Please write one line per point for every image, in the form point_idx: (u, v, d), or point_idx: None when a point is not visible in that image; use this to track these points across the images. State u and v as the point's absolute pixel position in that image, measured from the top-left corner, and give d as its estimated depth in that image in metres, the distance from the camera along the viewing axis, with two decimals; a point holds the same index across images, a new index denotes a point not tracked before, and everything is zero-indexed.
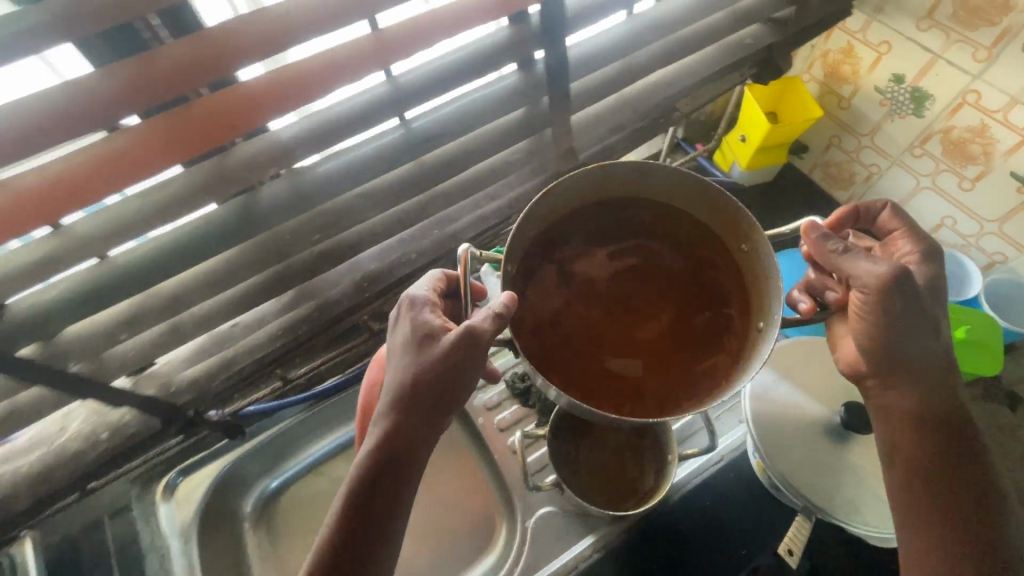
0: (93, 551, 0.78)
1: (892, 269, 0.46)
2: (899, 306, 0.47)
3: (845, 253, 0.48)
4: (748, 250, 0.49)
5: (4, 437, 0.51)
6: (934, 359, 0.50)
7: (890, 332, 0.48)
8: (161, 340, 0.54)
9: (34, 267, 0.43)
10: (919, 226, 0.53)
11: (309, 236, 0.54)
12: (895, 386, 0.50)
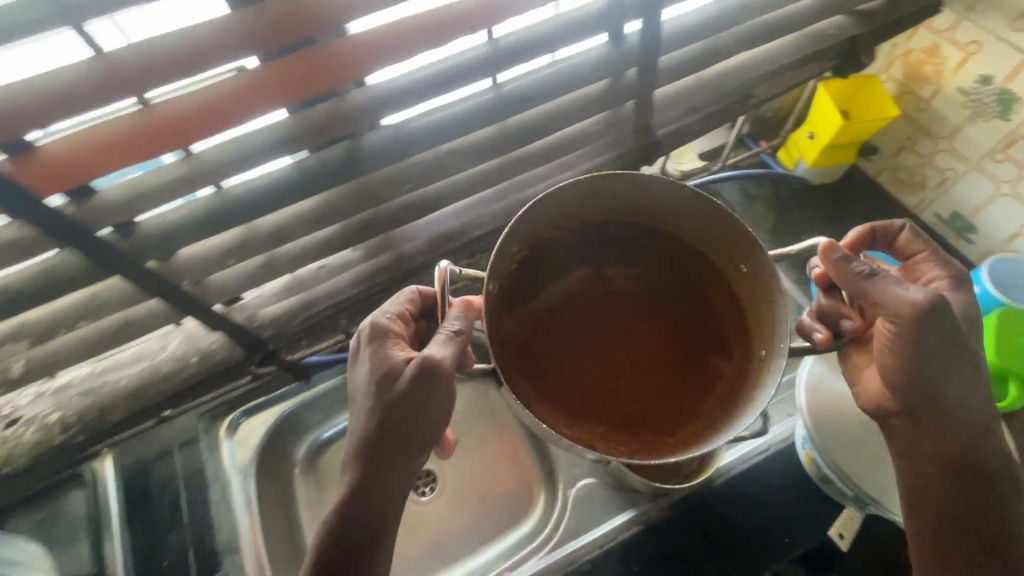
0: (163, 476, 0.84)
1: (925, 297, 0.47)
2: (935, 334, 0.48)
3: (871, 276, 0.49)
4: (745, 273, 0.50)
5: (114, 347, 0.56)
6: (971, 400, 0.52)
7: (917, 367, 0.50)
8: (257, 273, 0.58)
9: (161, 188, 0.47)
10: (941, 252, 0.56)
11: (400, 185, 0.57)
12: (928, 425, 0.52)
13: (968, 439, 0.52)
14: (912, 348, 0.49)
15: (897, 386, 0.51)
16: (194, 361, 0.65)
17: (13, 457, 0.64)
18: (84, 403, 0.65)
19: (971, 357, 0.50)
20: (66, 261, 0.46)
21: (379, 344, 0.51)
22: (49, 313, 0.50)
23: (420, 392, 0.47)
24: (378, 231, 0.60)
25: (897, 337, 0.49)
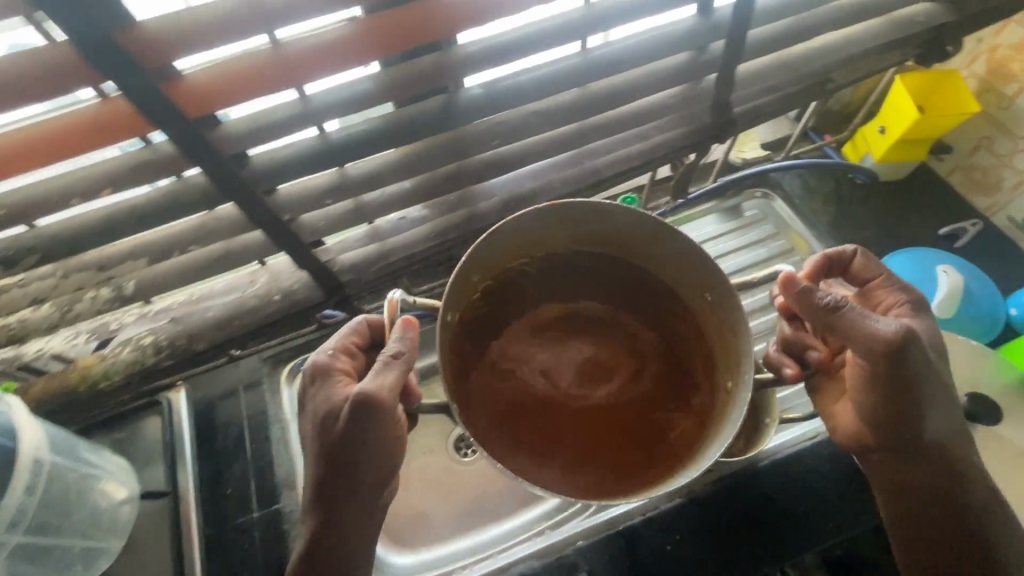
0: (230, 412, 0.89)
1: (896, 330, 0.50)
2: (906, 366, 0.51)
3: (840, 312, 0.51)
4: (710, 302, 0.51)
5: (213, 274, 0.61)
6: (946, 431, 0.57)
7: (893, 400, 0.54)
8: (346, 215, 0.62)
9: (280, 123, 0.50)
10: (895, 275, 0.59)
11: (488, 141, 0.60)
12: (905, 454, 0.58)
13: (946, 472, 0.58)
14: (883, 380, 0.52)
15: (875, 422, 0.56)
16: (277, 298, 0.70)
17: (111, 373, 0.70)
18: (175, 329, 0.70)
19: (945, 394, 0.56)
20: (191, 185, 0.50)
21: (322, 383, 0.53)
22: (167, 235, 0.55)
23: (364, 427, 0.49)
24: (460, 184, 0.64)
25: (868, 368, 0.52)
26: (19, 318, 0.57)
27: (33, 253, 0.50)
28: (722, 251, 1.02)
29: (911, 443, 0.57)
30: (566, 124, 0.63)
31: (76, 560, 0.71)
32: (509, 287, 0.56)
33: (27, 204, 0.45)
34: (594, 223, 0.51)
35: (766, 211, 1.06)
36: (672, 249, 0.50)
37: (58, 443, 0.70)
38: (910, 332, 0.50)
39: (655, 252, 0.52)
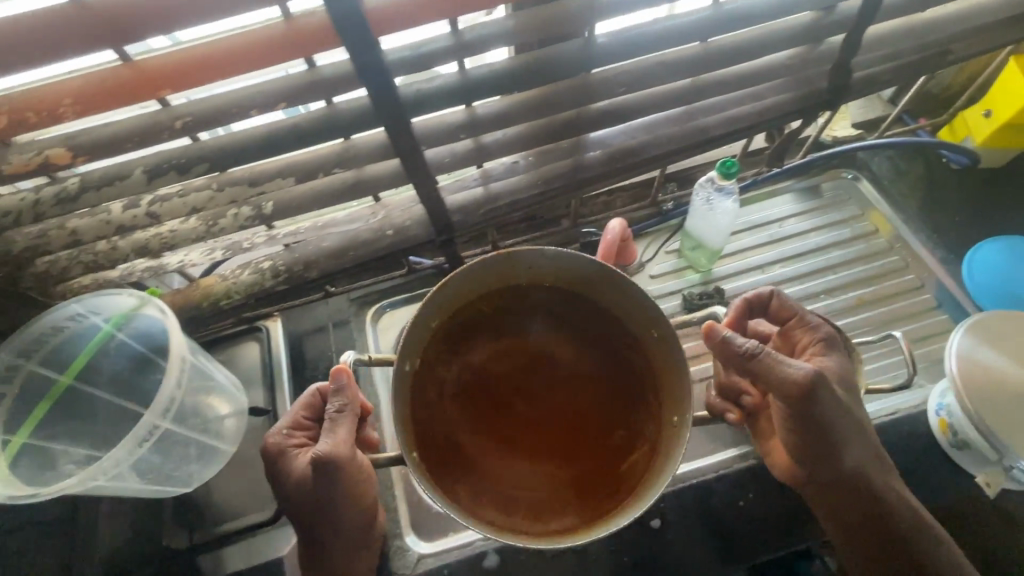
0: (320, 346, 0.95)
1: (810, 374, 0.59)
2: (818, 404, 0.60)
3: (766, 362, 0.59)
4: (656, 338, 0.62)
5: (341, 200, 0.64)
6: (864, 459, 0.67)
7: (815, 436, 0.64)
8: (470, 154, 0.65)
9: (433, 53, 0.53)
10: (807, 314, 0.71)
11: (614, 88, 0.62)
12: (831, 486, 0.67)
13: (876, 491, 0.66)
14: (799, 420, 0.63)
15: (802, 456, 0.66)
16: (389, 233, 0.73)
17: (232, 292, 0.75)
18: (293, 256, 0.74)
19: (857, 426, 0.65)
20: (346, 109, 0.54)
21: (285, 449, 0.67)
22: (314, 158, 0.59)
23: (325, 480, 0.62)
24: (577, 132, 0.66)
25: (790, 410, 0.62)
26: (171, 228, 0.62)
27: (204, 161, 0.54)
28: (803, 229, 1.02)
29: (829, 476, 0.67)
30: (688, 76, 0.64)
31: (195, 465, 0.74)
32: (474, 319, 0.69)
33: (211, 112, 0.50)
34: (549, 267, 0.65)
35: (850, 192, 1.05)
36: (622, 292, 0.63)
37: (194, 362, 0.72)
38: (811, 377, 0.58)
39: (606, 288, 0.65)
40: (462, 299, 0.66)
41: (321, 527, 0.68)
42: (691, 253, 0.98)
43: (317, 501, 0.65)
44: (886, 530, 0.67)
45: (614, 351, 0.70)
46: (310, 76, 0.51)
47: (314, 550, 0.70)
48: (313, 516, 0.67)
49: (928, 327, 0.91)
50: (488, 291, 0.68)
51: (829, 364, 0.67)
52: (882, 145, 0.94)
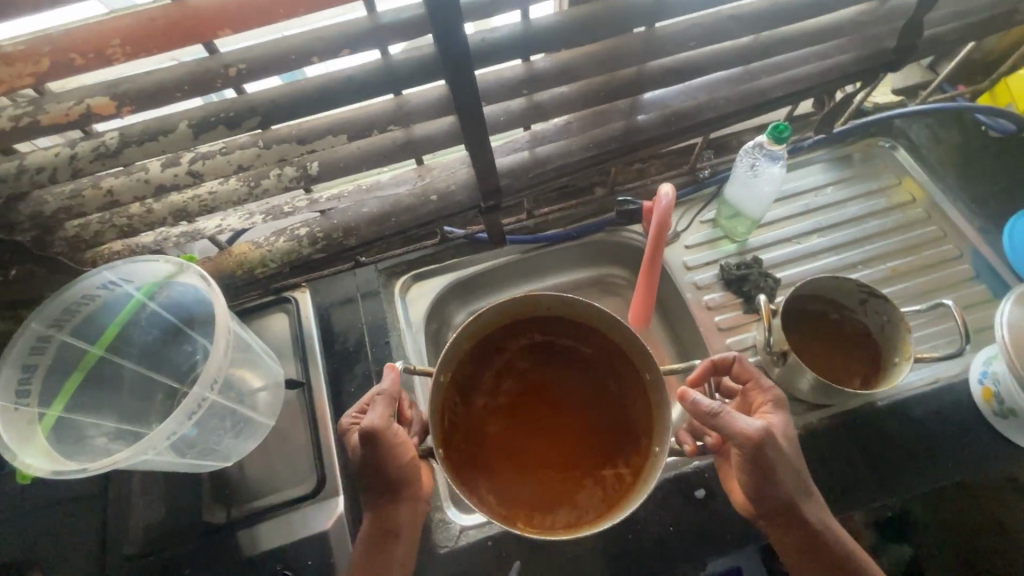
0: (348, 318, 0.92)
1: (760, 429, 0.62)
2: (766, 454, 0.63)
3: (719, 416, 0.63)
4: (650, 378, 0.67)
5: (391, 162, 0.61)
6: (798, 494, 0.68)
7: (760, 481, 0.66)
8: (527, 113, 0.61)
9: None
10: (764, 377, 0.73)
11: (686, 41, 0.58)
12: (772, 519, 0.69)
13: (811, 521, 0.68)
14: (751, 468, 0.65)
15: (751, 495, 0.68)
16: (433, 199, 0.70)
17: (268, 261, 0.71)
18: (331, 222, 0.70)
19: (793, 467, 0.67)
20: (405, 61, 0.51)
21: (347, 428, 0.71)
22: (365, 114, 0.55)
23: (377, 452, 0.66)
24: (639, 91, 0.62)
25: (742, 459, 0.66)
26: (211, 189, 0.58)
27: (255, 115, 0.50)
28: (840, 199, 1.00)
29: (768, 508, 0.68)
30: (759, 31, 0.61)
31: (233, 439, 0.72)
32: (495, 344, 0.75)
33: (266, 59, 0.47)
34: (568, 307, 0.72)
35: (887, 162, 1.03)
36: (624, 334, 0.69)
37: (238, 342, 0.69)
38: (756, 433, 0.62)
39: (613, 332, 0.71)
40: (489, 323, 0.73)
41: (379, 483, 0.69)
42: (728, 222, 0.96)
43: (377, 472, 0.68)
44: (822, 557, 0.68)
45: (614, 390, 0.74)
46: (372, 21, 0.47)
47: (375, 496, 0.70)
48: (371, 476, 0.69)
49: (966, 297, 0.91)
50: (511, 321, 0.75)
51: (777, 423, 0.69)
52: (930, 111, 0.91)
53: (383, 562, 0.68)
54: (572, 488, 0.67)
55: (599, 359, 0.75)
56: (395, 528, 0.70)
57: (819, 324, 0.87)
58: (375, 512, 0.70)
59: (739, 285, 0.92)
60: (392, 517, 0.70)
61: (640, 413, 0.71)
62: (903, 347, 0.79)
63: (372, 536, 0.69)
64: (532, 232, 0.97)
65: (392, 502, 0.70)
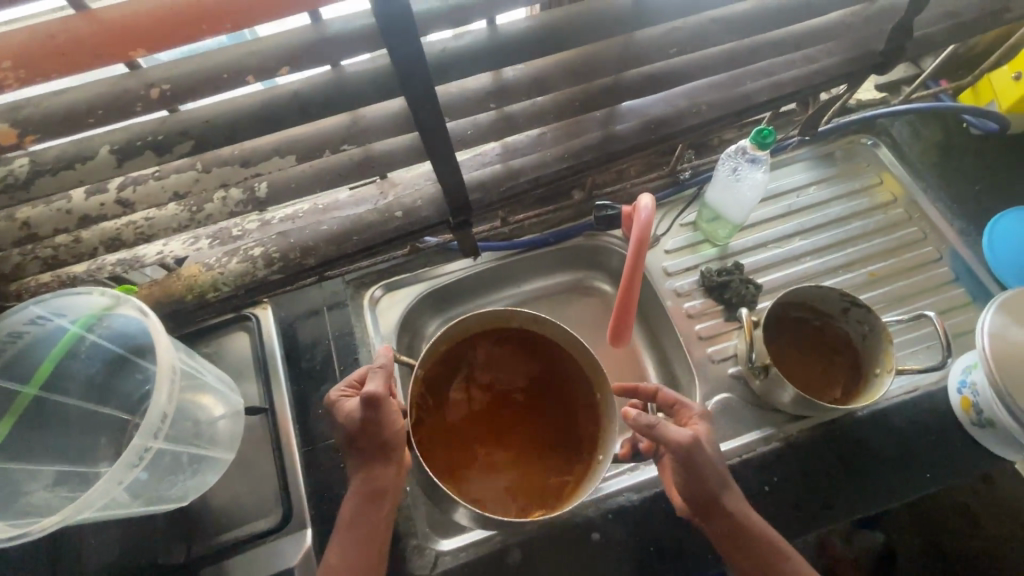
0: (314, 333, 0.87)
1: (691, 436, 0.65)
2: (694, 454, 0.65)
3: (654, 427, 0.67)
4: (602, 397, 0.78)
5: (348, 182, 0.56)
6: (721, 485, 0.68)
7: (693, 479, 0.67)
8: (497, 126, 0.57)
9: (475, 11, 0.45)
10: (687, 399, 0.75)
11: (668, 47, 0.54)
12: (710, 528, 0.68)
13: (734, 509, 0.68)
14: (685, 473, 0.67)
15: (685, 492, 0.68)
16: (398, 215, 0.65)
17: (220, 284, 0.66)
18: (289, 241, 0.65)
19: (714, 459, 0.67)
20: (355, 76, 0.45)
21: (337, 400, 0.72)
22: (316, 133, 0.50)
23: (378, 417, 0.68)
24: (616, 102, 0.58)
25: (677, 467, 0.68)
26: (146, 216, 0.52)
27: (187, 139, 0.45)
28: (822, 199, 0.98)
29: (696, 501, 0.68)
30: (745, 36, 0.56)
31: (188, 475, 0.67)
32: (468, 348, 0.84)
33: (195, 79, 0.41)
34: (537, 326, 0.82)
35: (868, 160, 1.01)
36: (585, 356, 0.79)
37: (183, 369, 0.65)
38: (687, 437, 0.65)
39: (575, 355, 0.81)
40: (462, 328, 0.82)
41: (376, 444, 0.71)
42: (709, 225, 0.93)
43: (374, 437, 0.70)
44: (751, 549, 0.67)
45: (563, 404, 0.82)
46: (314, 33, 0.42)
47: (369, 457, 0.71)
48: (366, 439, 0.70)
49: (945, 301, 0.90)
50: (484, 329, 0.84)
51: (701, 430, 0.71)
52: (915, 110, 0.89)
53: (371, 528, 0.69)
54: (522, 483, 0.77)
55: (553, 378, 0.83)
56: (383, 492, 0.71)
57: (792, 324, 0.85)
58: (365, 475, 0.71)
59: (720, 292, 0.90)
60: (383, 478, 0.71)
61: (584, 428, 0.80)
62: (885, 357, 0.78)
63: (361, 500, 0.70)
64: (508, 239, 0.93)
65: (386, 464, 0.71)
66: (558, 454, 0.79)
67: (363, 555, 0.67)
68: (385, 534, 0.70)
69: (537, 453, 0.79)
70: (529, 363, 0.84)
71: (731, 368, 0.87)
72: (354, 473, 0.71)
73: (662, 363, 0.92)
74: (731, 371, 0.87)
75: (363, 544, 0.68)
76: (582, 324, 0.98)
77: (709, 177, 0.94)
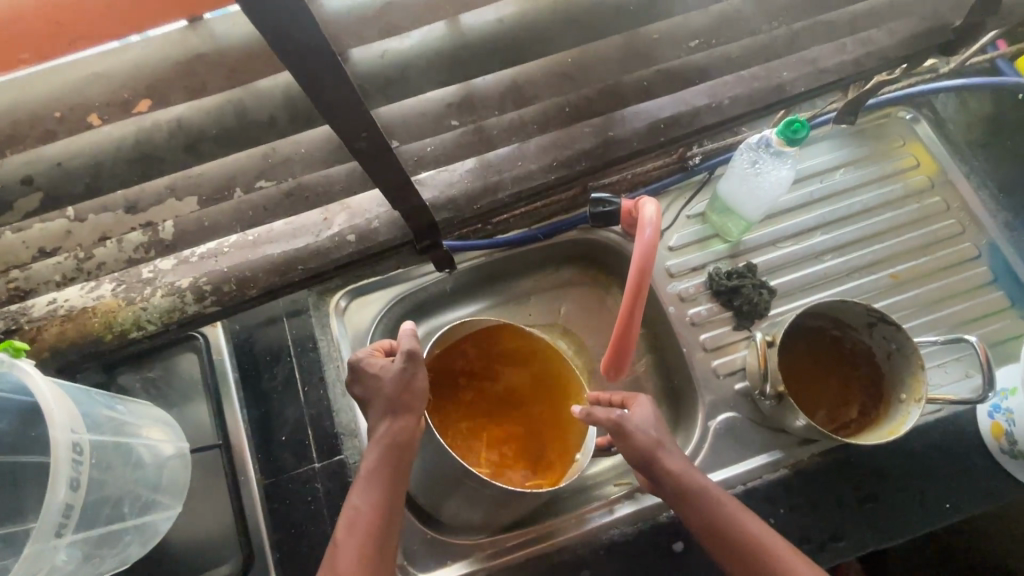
0: (271, 348, 0.77)
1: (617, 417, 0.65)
2: (622, 428, 0.65)
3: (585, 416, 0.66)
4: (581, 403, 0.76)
5: (276, 213, 0.44)
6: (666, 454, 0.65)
7: (638, 460, 0.65)
8: (466, 143, 0.44)
9: (427, 8, 0.32)
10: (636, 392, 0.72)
11: (686, 41, 0.42)
12: (681, 513, 0.64)
13: (682, 476, 0.63)
14: (628, 458, 0.66)
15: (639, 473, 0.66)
16: (352, 240, 0.54)
17: (144, 323, 0.54)
18: (220, 271, 0.53)
19: (650, 431, 0.65)
20: (263, 97, 0.34)
21: (364, 359, 0.66)
22: (222, 165, 0.39)
23: (412, 371, 0.65)
24: (615, 107, 0.46)
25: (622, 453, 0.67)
26: (20, 269, 0.41)
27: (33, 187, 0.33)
28: (850, 184, 0.86)
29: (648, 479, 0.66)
30: (781, 23, 0.44)
31: (131, 534, 0.60)
32: (460, 346, 0.80)
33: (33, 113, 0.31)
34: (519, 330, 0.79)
35: (903, 136, 0.89)
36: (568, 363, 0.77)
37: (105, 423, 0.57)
38: (613, 419, 0.65)
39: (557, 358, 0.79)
40: (450, 334, 0.77)
41: (404, 396, 0.64)
42: (720, 218, 0.81)
43: (405, 391, 0.64)
44: (710, 518, 0.62)
45: (546, 403, 0.81)
46: (185, 47, 0.30)
47: (396, 408, 0.64)
48: (405, 398, 0.64)
49: (980, 306, 0.81)
50: (476, 330, 0.79)
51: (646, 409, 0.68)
52: (975, 85, 0.74)
53: (395, 478, 0.62)
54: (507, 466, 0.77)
55: (539, 376, 0.82)
56: (410, 443, 0.64)
57: (809, 324, 0.77)
58: (391, 428, 0.63)
59: (731, 299, 0.79)
60: (408, 430, 0.63)
61: (563, 426, 0.79)
62: (914, 383, 0.69)
63: (386, 449, 0.63)
64: (490, 235, 0.81)
65: (411, 417, 0.64)
66: (537, 446, 0.79)
67: (386, 505, 0.61)
68: (405, 485, 0.64)
69: (519, 442, 0.80)
70: (513, 360, 0.82)
71: (738, 385, 0.78)
72: (378, 422, 0.64)
73: (662, 373, 0.83)
74: (738, 387, 0.78)
75: (387, 495, 0.62)
76: (578, 327, 0.87)
77: (723, 160, 0.81)
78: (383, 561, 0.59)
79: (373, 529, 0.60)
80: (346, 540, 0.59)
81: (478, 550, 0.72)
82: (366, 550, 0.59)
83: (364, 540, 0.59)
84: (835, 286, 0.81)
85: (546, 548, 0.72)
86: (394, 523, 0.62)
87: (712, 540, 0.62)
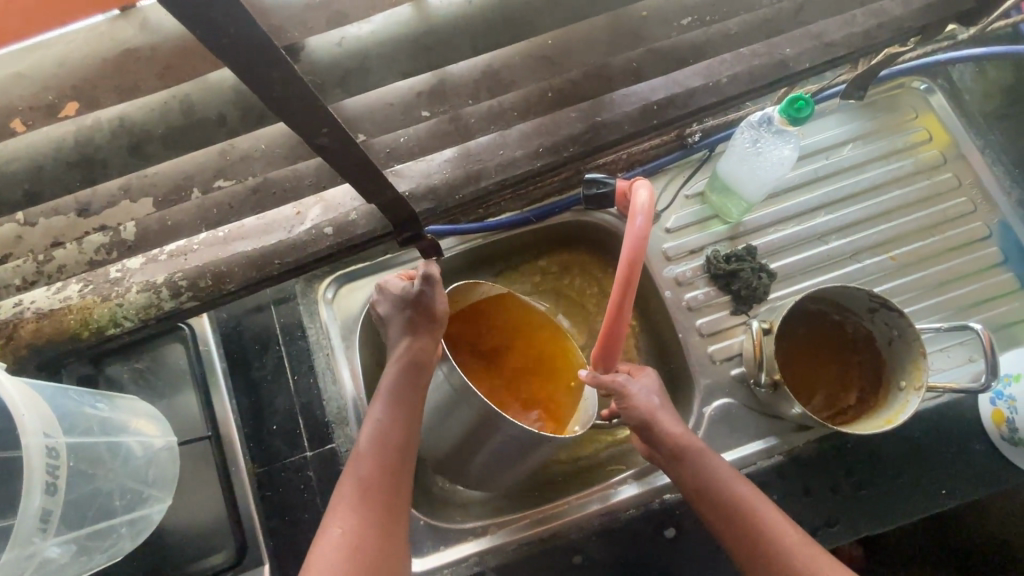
0: (259, 337, 0.75)
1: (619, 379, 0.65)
2: (622, 390, 0.65)
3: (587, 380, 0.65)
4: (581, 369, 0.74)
5: (242, 208, 0.42)
6: (667, 417, 0.65)
7: (639, 425, 0.65)
8: (439, 133, 0.42)
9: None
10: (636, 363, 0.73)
11: (677, 20, 0.39)
12: (676, 479, 0.64)
13: (681, 432, 0.64)
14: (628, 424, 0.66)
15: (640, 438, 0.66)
16: (329, 233, 0.52)
17: (120, 318, 0.52)
18: (195, 267, 0.51)
19: (648, 387, 0.66)
20: (207, 95, 0.33)
21: (390, 282, 0.70)
22: (177, 164, 0.38)
23: (429, 292, 0.65)
24: (602, 92, 0.43)
25: (622, 418, 0.67)
26: None
27: None
28: (858, 160, 0.81)
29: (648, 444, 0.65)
30: None
31: (123, 526, 0.59)
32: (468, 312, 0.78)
33: None
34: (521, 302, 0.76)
35: (916, 107, 0.84)
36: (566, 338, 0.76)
37: (85, 420, 0.56)
38: (618, 380, 0.64)
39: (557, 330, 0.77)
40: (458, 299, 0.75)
41: (424, 317, 0.66)
42: (719, 198, 0.78)
43: (423, 311, 0.66)
44: (706, 479, 0.62)
45: (552, 368, 0.79)
46: (113, 39, 0.29)
47: (414, 328, 0.66)
48: (421, 316, 0.66)
49: (989, 288, 0.78)
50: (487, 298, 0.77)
51: (648, 377, 0.68)
52: (997, 53, 0.69)
53: (413, 403, 0.65)
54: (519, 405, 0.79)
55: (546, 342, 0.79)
56: (428, 364, 0.66)
57: (812, 305, 0.75)
58: (410, 346, 0.66)
59: (728, 282, 0.77)
60: (426, 350, 0.66)
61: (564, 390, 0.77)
62: (915, 370, 0.67)
63: (405, 367, 0.65)
64: (481, 218, 0.78)
65: (430, 338, 0.66)
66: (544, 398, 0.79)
67: (402, 430, 0.63)
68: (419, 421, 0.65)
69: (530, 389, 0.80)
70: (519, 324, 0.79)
71: (734, 369, 0.77)
72: (398, 342, 0.66)
73: (659, 358, 0.82)
74: (734, 372, 0.76)
75: (405, 414, 0.63)
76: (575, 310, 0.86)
77: (724, 138, 0.77)
78: (402, 480, 0.61)
79: (393, 443, 0.62)
80: (364, 458, 0.61)
81: (471, 535, 0.72)
82: (379, 473, 0.60)
83: (376, 460, 0.61)
84: (838, 269, 0.79)
85: (537, 534, 0.72)
86: (412, 443, 0.63)
87: (706, 505, 0.62)
